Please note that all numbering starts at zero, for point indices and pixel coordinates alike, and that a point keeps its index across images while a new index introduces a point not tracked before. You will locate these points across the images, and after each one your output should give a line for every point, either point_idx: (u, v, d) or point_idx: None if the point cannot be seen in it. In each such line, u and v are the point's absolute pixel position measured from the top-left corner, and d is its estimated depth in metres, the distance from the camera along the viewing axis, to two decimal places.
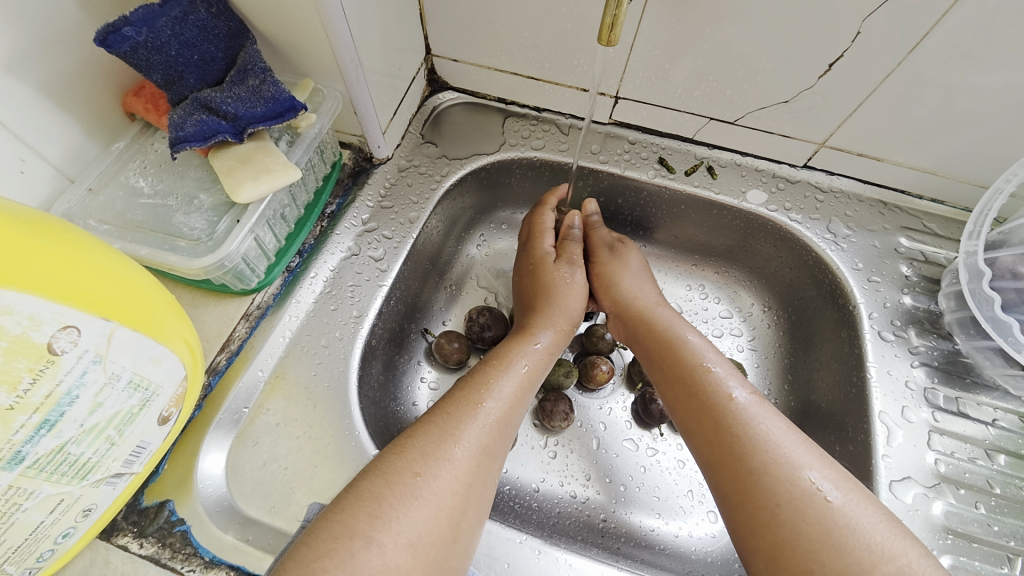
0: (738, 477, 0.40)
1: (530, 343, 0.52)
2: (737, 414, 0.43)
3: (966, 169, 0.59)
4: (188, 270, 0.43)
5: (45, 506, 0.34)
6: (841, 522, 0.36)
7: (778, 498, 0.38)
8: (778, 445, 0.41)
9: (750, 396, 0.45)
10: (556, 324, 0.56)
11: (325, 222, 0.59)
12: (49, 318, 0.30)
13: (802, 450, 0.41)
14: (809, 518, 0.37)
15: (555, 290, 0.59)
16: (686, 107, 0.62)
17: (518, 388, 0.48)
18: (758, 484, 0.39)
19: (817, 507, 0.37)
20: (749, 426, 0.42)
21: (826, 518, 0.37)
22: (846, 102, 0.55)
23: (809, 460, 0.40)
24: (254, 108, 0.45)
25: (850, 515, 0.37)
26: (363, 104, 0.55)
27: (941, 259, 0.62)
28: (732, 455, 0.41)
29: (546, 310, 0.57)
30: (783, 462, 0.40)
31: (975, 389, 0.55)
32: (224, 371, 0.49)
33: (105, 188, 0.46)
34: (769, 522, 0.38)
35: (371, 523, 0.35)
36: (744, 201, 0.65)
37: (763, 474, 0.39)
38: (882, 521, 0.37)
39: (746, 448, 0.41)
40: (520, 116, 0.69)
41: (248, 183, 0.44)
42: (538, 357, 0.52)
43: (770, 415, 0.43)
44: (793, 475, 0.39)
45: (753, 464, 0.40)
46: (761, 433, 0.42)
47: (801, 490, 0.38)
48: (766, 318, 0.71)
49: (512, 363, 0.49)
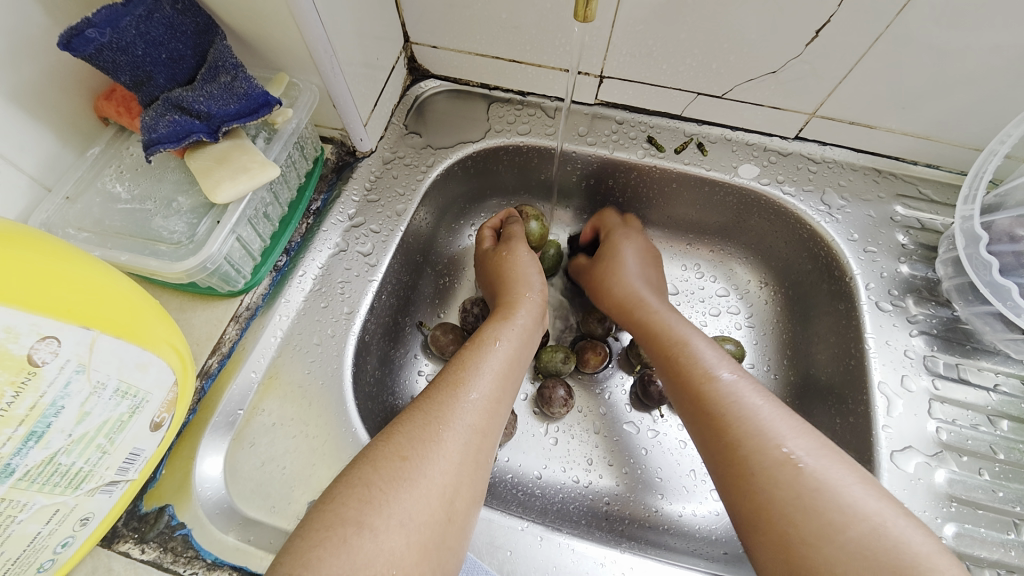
0: (721, 450, 0.41)
1: (505, 320, 0.52)
2: (713, 392, 0.43)
3: (961, 132, 0.57)
4: (171, 274, 0.43)
5: (40, 517, 0.34)
6: (812, 485, 0.36)
7: (752, 469, 0.38)
8: (755, 417, 0.40)
9: (735, 376, 0.44)
10: (520, 297, 0.55)
11: (311, 219, 0.58)
12: (26, 330, 0.30)
13: (781, 420, 0.40)
14: (782, 484, 0.37)
15: (505, 269, 0.58)
16: (673, 83, 0.61)
17: (498, 367, 0.47)
18: (736, 456, 0.39)
19: (786, 474, 0.37)
20: (726, 404, 0.42)
21: (798, 484, 0.36)
22: (836, 69, 0.54)
23: (787, 431, 0.39)
24: (227, 106, 0.44)
25: (821, 478, 0.36)
26: (342, 97, 0.54)
27: (938, 225, 0.61)
28: (714, 430, 0.41)
29: (513, 289, 0.56)
30: (756, 435, 0.39)
31: (976, 355, 0.54)
32: (216, 374, 0.49)
33: (82, 196, 0.45)
34: (748, 491, 0.38)
35: (362, 509, 0.35)
36: (735, 176, 0.64)
37: (738, 446, 0.40)
38: (858, 483, 0.36)
39: (725, 422, 0.41)
40: (504, 101, 0.67)
41: (225, 183, 0.43)
42: (519, 335, 0.51)
43: (750, 393, 0.42)
44: (764, 444, 0.39)
45: (730, 438, 0.40)
46: (738, 408, 0.42)
47: (772, 460, 0.38)
48: (764, 294, 0.70)
49: (485, 340, 0.49)
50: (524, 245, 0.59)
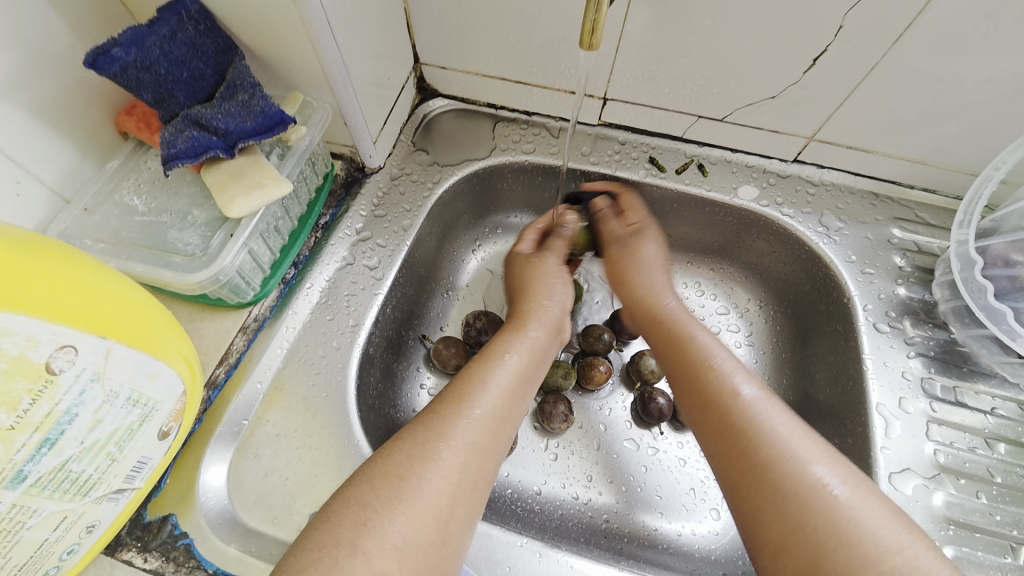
0: (744, 471, 0.41)
1: (517, 333, 0.53)
2: (745, 407, 0.43)
3: (954, 158, 0.59)
4: (184, 286, 0.44)
5: (48, 524, 0.34)
6: (846, 514, 0.37)
7: (783, 493, 0.39)
8: (783, 439, 0.41)
9: (757, 392, 0.45)
10: (537, 308, 0.56)
11: (319, 233, 0.59)
12: (46, 339, 0.31)
13: (807, 444, 0.41)
14: (815, 511, 0.37)
15: (527, 280, 0.60)
16: (674, 106, 0.63)
17: (507, 380, 0.48)
18: (763, 479, 0.40)
19: (820, 502, 0.37)
20: (755, 421, 0.42)
21: (831, 511, 0.37)
22: (833, 94, 0.56)
23: (815, 455, 0.40)
24: (244, 124, 0.45)
25: (856, 508, 0.37)
26: (354, 116, 0.55)
27: (934, 248, 0.62)
28: (739, 451, 0.42)
29: (529, 300, 0.57)
30: (788, 457, 0.40)
31: (973, 378, 0.55)
32: (223, 385, 0.50)
33: (100, 208, 0.47)
34: (774, 517, 0.38)
35: (355, 531, 0.35)
36: (735, 197, 0.65)
37: (769, 468, 0.40)
38: (886, 515, 0.37)
39: (751, 440, 0.42)
40: (510, 121, 0.69)
41: (240, 199, 0.44)
42: (529, 347, 0.52)
43: (776, 410, 0.43)
44: (799, 469, 0.39)
45: (758, 458, 0.41)
46: (765, 424, 0.42)
47: (807, 484, 0.38)
48: (763, 313, 0.71)
49: (497, 354, 0.50)
50: (557, 256, 0.62)
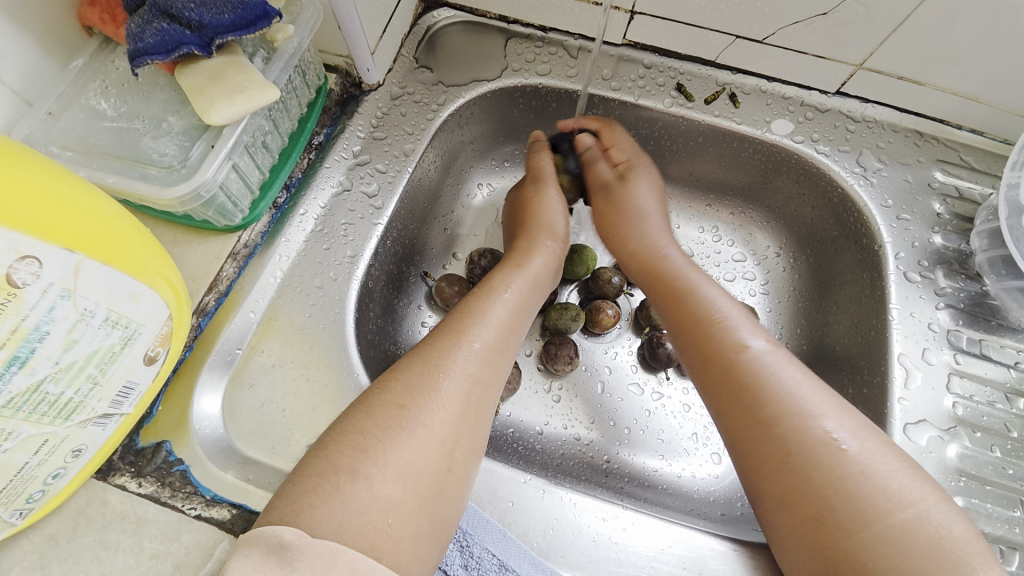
0: (748, 424, 0.39)
1: (517, 267, 0.50)
2: (747, 364, 0.41)
3: (1016, 94, 0.53)
4: (161, 201, 0.40)
5: (27, 447, 0.32)
6: (854, 469, 0.35)
7: (790, 447, 0.37)
8: (793, 394, 0.39)
9: (765, 346, 0.42)
10: (539, 244, 0.53)
11: (313, 154, 0.54)
12: (3, 247, 0.27)
13: (818, 396, 0.39)
14: (823, 466, 0.35)
15: (532, 214, 0.56)
16: (710, 23, 0.55)
17: (506, 313, 0.45)
18: (769, 433, 0.38)
19: (830, 456, 0.36)
20: (763, 375, 0.40)
21: (840, 466, 0.35)
22: (893, 14, 0.48)
23: (827, 409, 0.38)
24: (221, 16, 0.39)
25: (866, 463, 0.35)
26: (348, 18, 0.48)
27: (976, 195, 0.57)
28: (743, 403, 0.40)
29: (529, 237, 0.54)
30: (797, 411, 0.38)
31: (1000, 332, 0.53)
32: (214, 313, 0.47)
33: (65, 112, 0.42)
34: (781, 470, 0.37)
35: (357, 457, 0.33)
36: (768, 132, 0.60)
37: (775, 423, 0.38)
38: (900, 468, 0.35)
39: (759, 394, 0.39)
40: (524, 37, 0.62)
41: (221, 103, 0.39)
42: (528, 282, 0.49)
43: (786, 364, 0.41)
44: (806, 424, 0.37)
45: (764, 412, 0.39)
46: (774, 381, 0.39)
47: (814, 440, 0.36)
48: (782, 261, 0.68)
49: (496, 288, 0.47)
50: (555, 187, 0.58)
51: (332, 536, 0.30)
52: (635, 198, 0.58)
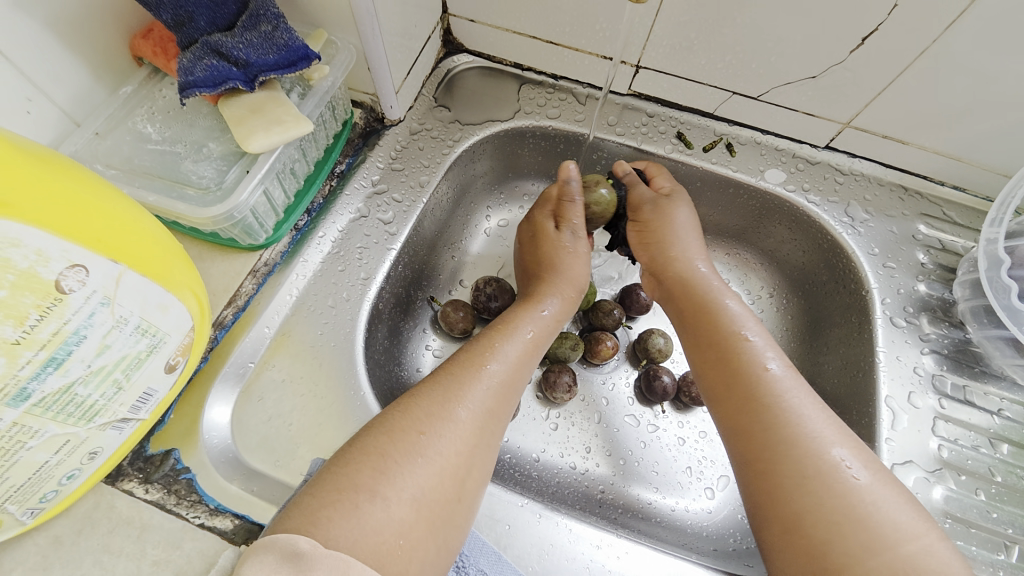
0: (763, 446, 0.40)
1: (535, 310, 0.52)
2: (770, 385, 0.43)
3: (992, 156, 0.57)
4: (197, 220, 0.43)
5: (50, 446, 0.33)
6: (866, 498, 0.37)
7: (806, 472, 0.38)
8: (808, 422, 0.40)
9: (785, 369, 0.44)
10: (557, 288, 0.55)
11: (334, 181, 0.57)
12: (56, 255, 0.29)
13: (830, 426, 0.40)
14: (835, 492, 0.37)
15: (557, 259, 0.57)
16: (709, 80, 0.60)
17: (522, 353, 0.47)
18: (785, 454, 0.39)
19: (843, 482, 0.37)
20: (782, 399, 0.42)
21: (852, 494, 0.37)
22: (876, 80, 0.53)
23: (838, 438, 0.40)
24: (266, 56, 0.43)
25: (876, 493, 0.37)
26: (377, 61, 0.53)
27: (958, 247, 0.61)
28: (760, 426, 0.41)
29: (547, 280, 0.56)
30: (813, 437, 0.39)
31: (983, 379, 0.55)
32: (230, 326, 0.49)
33: (112, 133, 0.45)
34: (791, 492, 0.38)
35: (375, 478, 0.35)
36: (761, 180, 0.64)
37: (792, 445, 0.39)
38: (906, 505, 0.37)
39: (778, 419, 0.41)
40: (536, 83, 0.67)
41: (259, 133, 0.43)
42: (544, 323, 0.51)
43: (803, 391, 0.42)
44: (821, 449, 0.39)
45: (782, 436, 0.40)
46: (792, 407, 0.41)
47: (829, 466, 0.38)
48: (774, 301, 0.70)
49: (515, 328, 0.49)
50: (586, 239, 0.58)
51: (348, 552, 0.31)
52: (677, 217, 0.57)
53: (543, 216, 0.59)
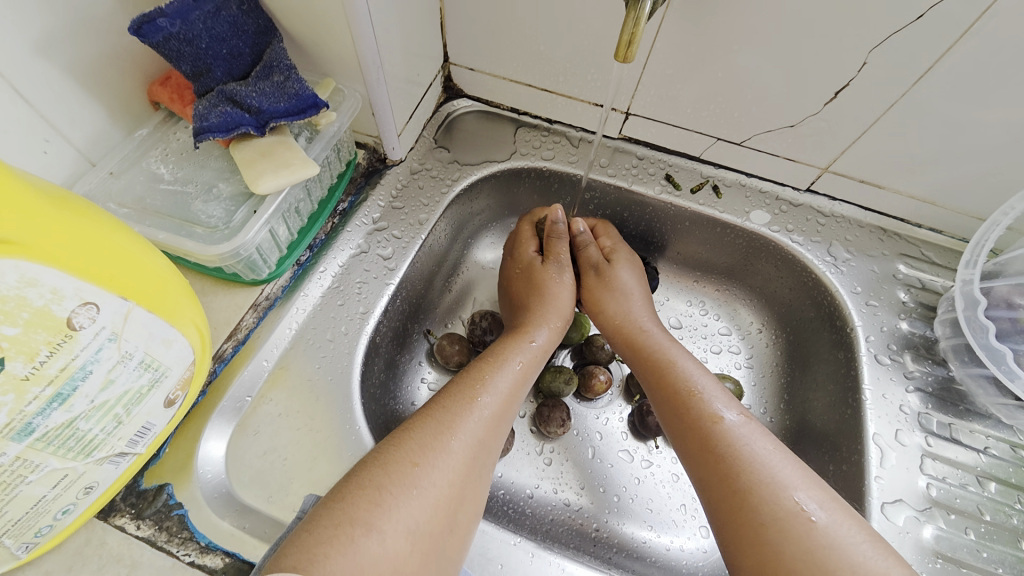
0: (727, 493, 0.41)
1: (524, 340, 0.53)
2: (723, 436, 0.43)
3: (964, 201, 0.60)
4: (204, 257, 0.44)
5: (48, 481, 0.34)
6: (821, 542, 0.37)
7: (762, 517, 0.39)
8: (766, 466, 0.41)
9: (740, 418, 0.45)
10: (546, 320, 0.56)
11: (336, 219, 0.59)
12: (71, 293, 0.31)
13: (790, 469, 0.41)
14: (794, 537, 0.37)
15: (545, 288, 0.59)
16: (694, 127, 0.64)
17: (512, 383, 0.48)
18: (743, 502, 0.40)
19: (799, 527, 0.38)
20: (736, 447, 0.42)
21: (810, 539, 0.37)
22: (851, 129, 0.57)
23: (797, 481, 0.40)
24: (277, 104, 0.46)
25: (833, 535, 0.37)
26: (381, 106, 0.56)
27: (938, 287, 0.63)
28: (721, 472, 0.42)
29: (537, 309, 0.57)
30: (769, 483, 0.40)
31: (968, 417, 0.56)
32: (229, 359, 0.50)
33: (126, 173, 0.47)
34: (755, 539, 0.38)
35: (371, 511, 0.35)
36: (747, 221, 0.66)
37: (749, 494, 0.40)
38: (866, 542, 0.37)
39: (735, 467, 0.41)
40: (532, 127, 0.70)
41: (268, 175, 0.45)
42: (530, 352, 0.52)
43: (759, 437, 0.43)
44: (778, 495, 0.39)
45: (739, 483, 0.41)
46: (747, 454, 0.42)
47: (785, 510, 0.39)
48: (764, 337, 0.72)
49: (505, 359, 0.50)
50: (571, 271, 0.61)
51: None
52: (620, 278, 0.61)
53: (529, 254, 0.62)
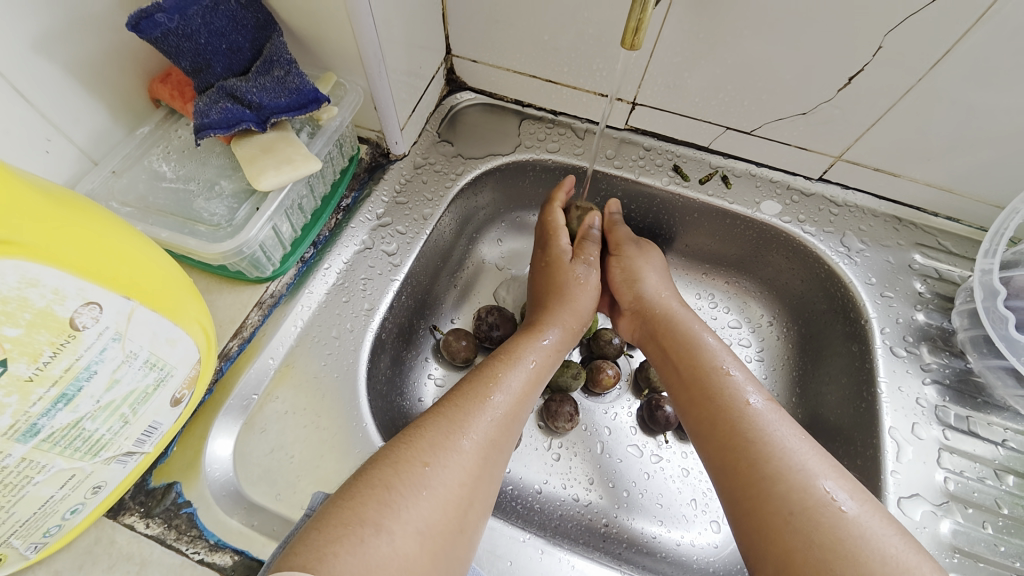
0: (751, 487, 0.40)
1: (537, 339, 0.53)
2: (751, 425, 0.43)
3: (982, 188, 0.58)
4: (208, 255, 0.44)
5: (55, 481, 0.34)
6: (854, 532, 0.36)
7: (792, 507, 0.38)
8: (794, 454, 0.41)
9: (766, 402, 0.45)
10: (563, 320, 0.55)
11: (340, 215, 0.59)
12: (73, 293, 0.31)
13: (814, 458, 0.40)
14: (822, 526, 0.36)
15: (566, 288, 0.57)
16: (703, 116, 0.62)
17: (526, 382, 0.48)
18: (772, 491, 0.39)
19: (829, 517, 0.37)
20: (765, 435, 0.42)
21: (839, 528, 0.36)
22: (864, 116, 0.55)
23: (823, 470, 0.40)
24: (278, 99, 0.46)
25: (864, 525, 0.36)
26: (383, 100, 0.55)
27: (955, 277, 0.61)
28: (747, 459, 0.41)
29: (556, 310, 0.56)
30: (797, 470, 0.39)
31: (986, 410, 0.55)
32: (235, 357, 0.50)
33: (128, 171, 0.47)
34: (780, 530, 0.37)
35: (380, 511, 0.35)
36: (757, 212, 0.65)
37: (778, 480, 0.39)
38: (895, 534, 0.36)
39: (764, 454, 0.41)
40: (536, 119, 0.69)
41: (269, 172, 0.45)
42: (546, 355, 0.52)
43: (784, 423, 0.43)
44: (808, 483, 0.39)
45: (767, 470, 0.40)
46: (776, 441, 0.41)
47: (815, 499, 0.38)
48: (776, 330, 0.71)
49: (518, 357, 0.50)
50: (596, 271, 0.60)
51: None
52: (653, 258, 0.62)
53: (560, 248, 0.60)
